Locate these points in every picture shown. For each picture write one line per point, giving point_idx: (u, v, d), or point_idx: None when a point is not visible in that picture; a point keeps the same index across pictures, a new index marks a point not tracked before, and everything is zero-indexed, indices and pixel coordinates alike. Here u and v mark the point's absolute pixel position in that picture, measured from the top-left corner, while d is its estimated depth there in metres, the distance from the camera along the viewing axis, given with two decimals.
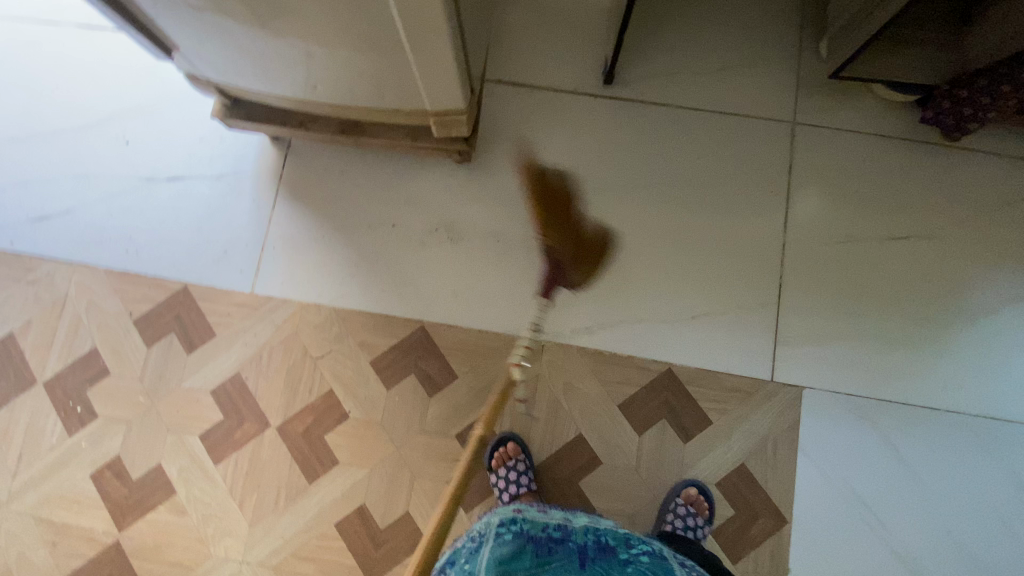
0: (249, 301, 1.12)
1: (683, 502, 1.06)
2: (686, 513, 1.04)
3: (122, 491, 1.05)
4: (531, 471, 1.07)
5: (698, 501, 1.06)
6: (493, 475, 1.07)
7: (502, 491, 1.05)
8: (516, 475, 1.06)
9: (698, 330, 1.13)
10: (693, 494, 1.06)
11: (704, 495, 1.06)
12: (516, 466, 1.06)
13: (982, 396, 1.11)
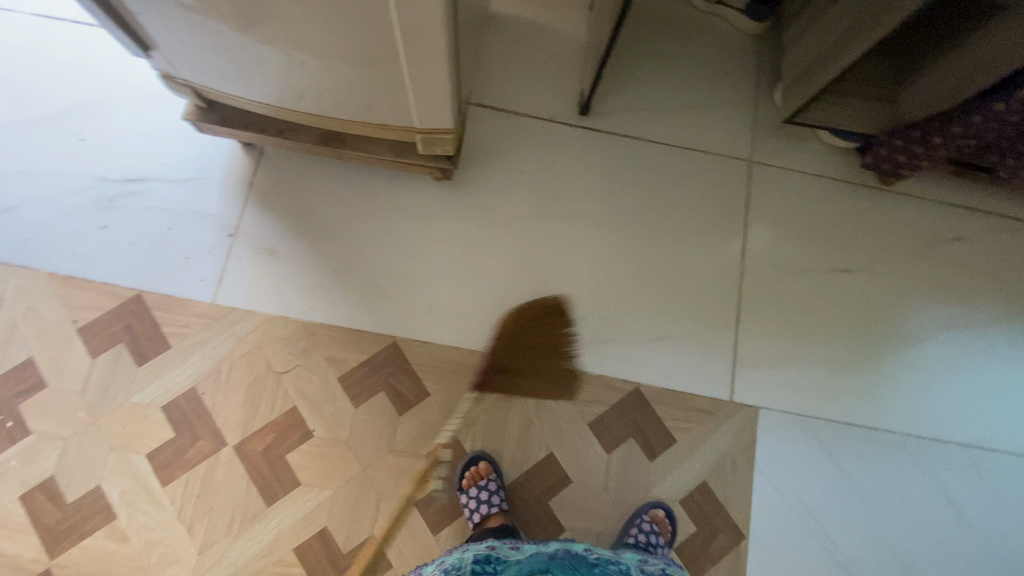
0: (209, 311, 1.06)
1: (649, 519, 1.02)
2: (650, 531, 1.00)
3: (55, 515, 0.97)
4: (502, 490, 1.01)
5: (663, 522, 1.02)
6: (463, 495, 1.00)
7: (473, 512, 0.99)
8: (488, 494, 0.99)
9: (670, 355, 1.11)
10: (659, 515, 1.02)
11: (670, 517, 1.02)
12: (487, 485, 1.00)
13: (932, 426, 1.13)
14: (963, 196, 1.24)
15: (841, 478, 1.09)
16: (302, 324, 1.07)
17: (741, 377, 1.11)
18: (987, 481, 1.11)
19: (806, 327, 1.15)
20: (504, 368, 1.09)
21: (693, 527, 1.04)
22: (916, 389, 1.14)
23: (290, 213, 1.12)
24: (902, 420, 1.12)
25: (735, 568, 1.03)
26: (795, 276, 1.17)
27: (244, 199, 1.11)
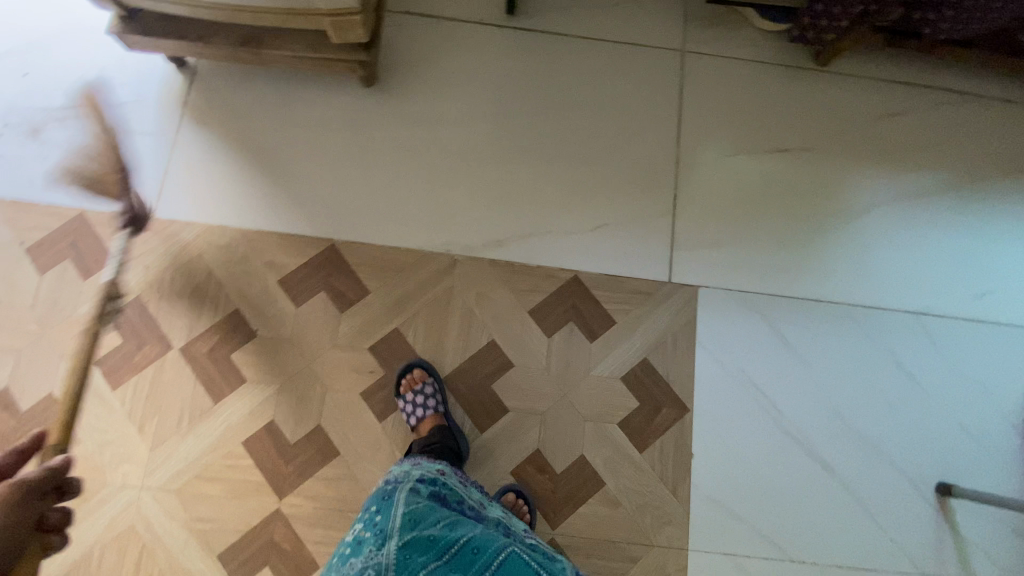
0: (151, 224, 1.08)
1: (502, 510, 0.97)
2: None
3: (10, 423, 1.00)
4: (440, 395, 1.02)
5: (517, 507, 0.98)
6: (401, 401, 1.01)
7: (410, 415, 0.99)
8: (424, 398, 0.99)
9: (606, 241, 1.11)
10: (511, 501, 0.98)
11: (523, 500, 0.98)
12: (423, 390, 1.00)
13: (878, 296, 1.12)
14: (901, 71, 1.23)
15: (784, 349, 1.08)
16: (241, 233, 1.09)
17: (681, 259, 1.11)
18: (935, 345, 1.11)
19: (744, 208, 1.15)
20: (443, 264, 1.10)
21: (636, 403, 1.05)
22: (859, 261, 1.14)
23: (226, 130, 1.14)
24: (846, 291, 1.12)
25: (681, 440, 1.03)
26: (731, 159, 1.17)
27: (180, 119, 1.14)
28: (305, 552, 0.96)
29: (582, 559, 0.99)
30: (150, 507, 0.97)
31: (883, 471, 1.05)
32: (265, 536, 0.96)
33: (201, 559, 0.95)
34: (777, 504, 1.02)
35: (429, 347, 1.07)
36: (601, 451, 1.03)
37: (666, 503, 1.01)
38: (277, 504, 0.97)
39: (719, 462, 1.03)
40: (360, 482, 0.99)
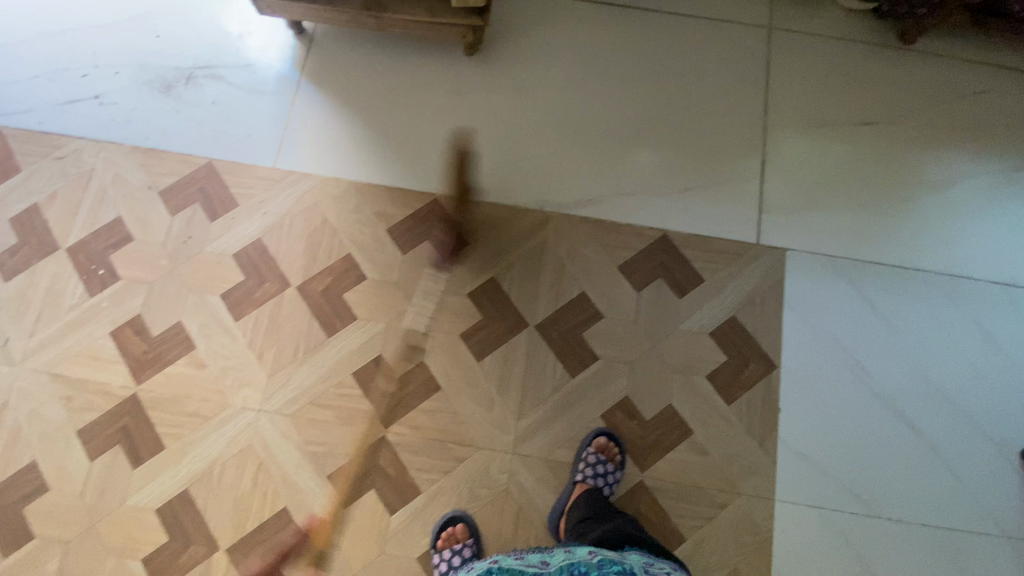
0: (271, 174, 1.18)
1: (594, 450, 1.02)
2: (596, 461, 1.00)
3: (141, 347, 1.09)
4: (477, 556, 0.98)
5: (609, 447, 1.03)
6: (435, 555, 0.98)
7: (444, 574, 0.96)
8: (460, 560, 0.96)
9: (695, 203, 1.16)
10: (603, 442, 1.03)
11: (614, 442, 1.03)
12: (461, 552, 0.97)
13: (965, 265, 1.13)
14: (988, 52, 1.25)
15: (870, 311, 1.11)
16: (352, 184, 1.18)
17: (767, 222, 1.15)
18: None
19: (830, 176, 1.18)
20: (537, 219, 1.16)
21: (723, 357, 1.08)
22: (946, 231, 1.15)
23: (339, 90, 1.23)
24: (932, 259, 1.14)
25: (768, 394, 1.06)
26: (817, 130, 1.21)
27: (298, 80, 1.24)
28: (408, 478, 1.03)
29: (669, 502, 1.02)
30: (267, 429, 1.04)
31: (969, 434, 1.06)
32: (371, 461, 1.03)
33: (312, 479, 1.03)
34: (862, 460, 1.04)
35: (524, 296, 1.12)
36: (689, 401, 1.06)
37: (753, 453, 1.04)
38: (383, 431, 1.05)
39: (805, 417, 1.06)
40: (459, 416, 1.06)
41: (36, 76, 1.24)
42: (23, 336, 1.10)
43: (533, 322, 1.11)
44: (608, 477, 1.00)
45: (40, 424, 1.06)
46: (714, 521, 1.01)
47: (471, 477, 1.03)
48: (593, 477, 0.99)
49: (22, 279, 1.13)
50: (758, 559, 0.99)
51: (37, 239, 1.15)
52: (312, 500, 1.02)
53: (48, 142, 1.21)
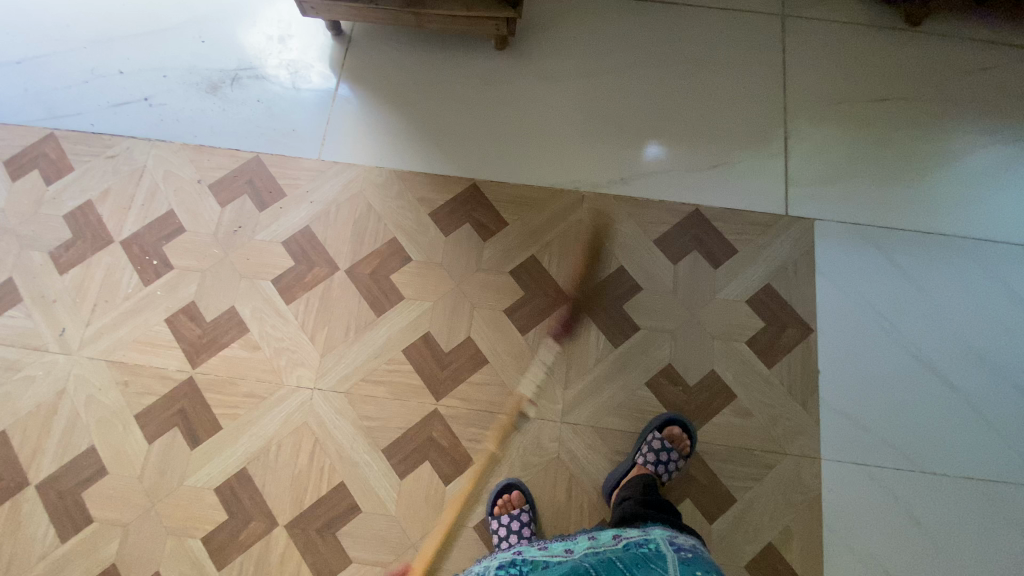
0: (316, 165, 1.23)
1: (663, 437, 1.02)
2: (661, 447, 1.00)
3: (195, 331, 1.12)
4: (534, 523, 1.00)
5: (680, 438, 1.03)
6: (493, 522, 1.00)
7: (502, 541, 0.98)
8: (518, 525, 0.98)
9: (722, 179, 1.21)
10: (676, 432, 1.03)
11: (687, 433, 1.04)
12: (519, 517, 0.98)
13: (986, 229, 1.18)
14: (991, 31, 1.31)
15: (899, 274, 1.15)
16: (394, 173, 1.23)
17: (793, 195, 1.20)
18: None
19: (849, 150, 1.24)
20: (573, 199, 1.21)
21: (760, 323, 1.12)
22: (964, 197, 1.20)
23: (377, 86, 1.29)
24: (953, 224, 1.18)
25: (806, 356, 1.10)
26: (834, 108, 1.27)
27: (338, 77, 1.30)
28: (462, 449, 1.05)
29: (718, 464, 1.04)
30: (322, 406, 1.07)
31: (1005, 390, 1.08)
32: (425, 433, 1.06)
33: (368, 453, 1.05)
34: (903, 417, 1.07)
35: (564, 272, 1.16)
36: (730, 366, 1.09)
37: (796, 414, 1.06)
38: (434, 404, 1.08)
39: (844, 378, 1.09)
40: (508, 388, 1.09)
41: (87, 82, 1.30)
42: (79, 325, 1.13)
43: (574, 296, 1.15)
44: (669, 464, 1.00)
45: (97, 410, 1.08)
46: (763, 481, 1.03)
47: (523, 446, 1.05)
48: (654, 462, 0.99)
49: (78, 271, 1.17)
50: (808, 517, 1.01)
51: (91, 233, 1.19)
52: (368, 474, 1.04)
53: (100, 142, 1.26)
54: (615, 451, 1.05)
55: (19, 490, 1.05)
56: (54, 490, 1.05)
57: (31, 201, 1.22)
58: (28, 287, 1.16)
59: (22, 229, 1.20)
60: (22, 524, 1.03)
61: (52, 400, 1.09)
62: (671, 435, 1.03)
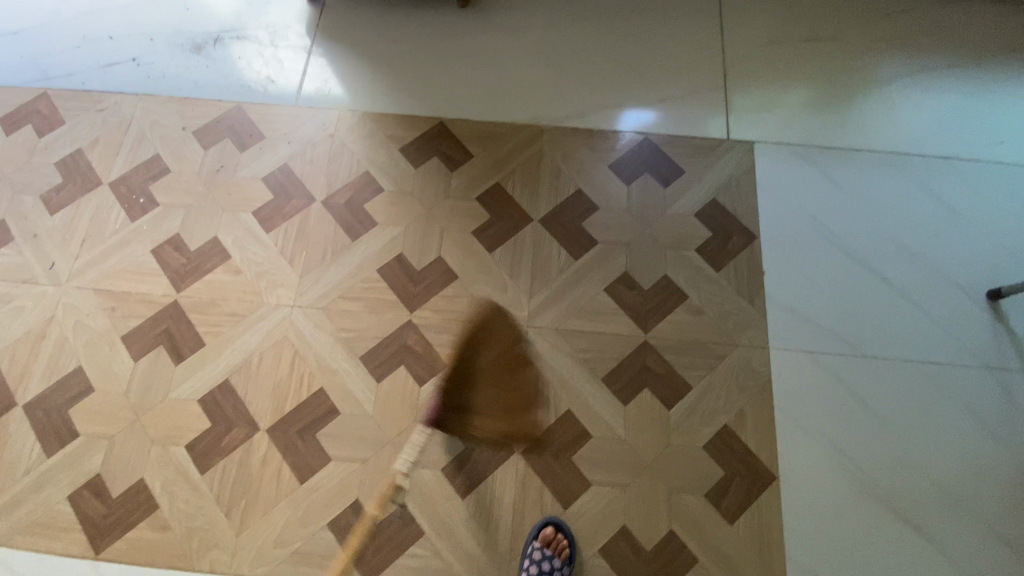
0: (294, 111, 1.33)
1: (540, 544, 0.97)
2: (541, 558, 0.95)
3: (180, 260, 1.19)
4: None
5: (556, 540, 0.98)
6: None
7: None
8: None
9: (668, 111, 1.33)
10: (549, 533, 0.98)
11: (562, 532, 0.99)
12: None
13: (909, 144, 1.30)
14: None
15: (832, 185, 1.26)
16: (366, 116, 1.32)
17: (734, 123, 1.32)
18: (969, 181, 1.26)
19: (783, 83, 1.36)
20: (533, 132, 1.31)
21: (708, 233, 1.21)
22: (887, 119, 1.32)
23: (350, 41, 1.40)
24: (880, 142, 1.30)
25: (752, 260, 1.18)
26: (768, 48, 1.40)
27: (313, 36, 1.41)
28: (435, 354, 1.12)
29: (674, 357, 1.11)
30: (301, 320, 1.14)
31: (936, 281, 1.17)
32: (400, 342, 1.13)
33: (345, 361, 1.11)
34: (842, 308, 1.15)
35: (526, 195, 1.25)
36: (682, 271, 1.18)
37: (744, 310, 1.15)
38: (408, 316, 1.15)
39: (787, 276, 1.18)
40: (476, 299, 1.17)
41: (77, 47, 1.39)
42: (69, 259, 1.19)
43: (536, 217, 1.23)
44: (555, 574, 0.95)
45: (85, 334, 1.13)
46: (716, 370, 1.10)
47: (491, 349, 1.13)
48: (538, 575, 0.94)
49: (67, 211, 1.23)
50: (760, 399, 1.08)
51: (81, 177, 1.27)
52: (346, 379, 1.09)
53: (90, 98, 1.34)
54: (577, 351, 1.12)
55: (7, 411, 1.09)
56: (41, 409, 1.09)
57: (23, 151, 1.29)
58: (19, 227, 1.22)
59: (14, 177, 1.27)
60: (9, 443, 1.07)
61: (41, 326, 1.14)
62: (546, 537, 0.98)
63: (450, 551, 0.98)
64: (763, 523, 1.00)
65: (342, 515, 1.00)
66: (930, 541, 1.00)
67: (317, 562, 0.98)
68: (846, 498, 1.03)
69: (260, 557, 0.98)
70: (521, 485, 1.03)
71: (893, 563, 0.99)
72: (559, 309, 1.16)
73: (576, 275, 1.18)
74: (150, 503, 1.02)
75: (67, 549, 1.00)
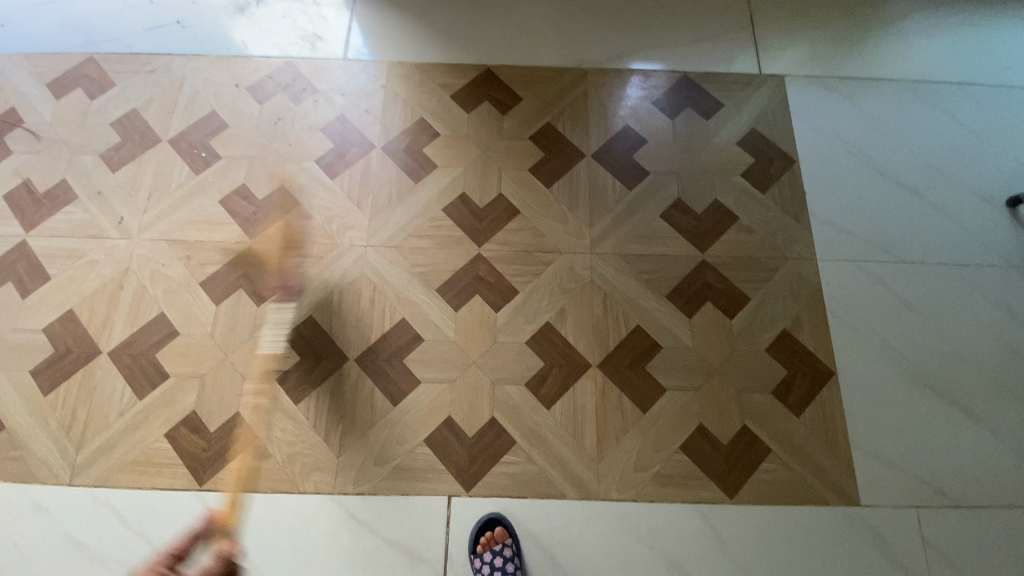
0: (344, 64, 1.36)
1: None
2: None
3: (249, 209, 1.22)
4: (518, 557, 0.97)
5: None
6: (474, 559, 0.97)
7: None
8: (501, 562, 0.95)
9: (702, 50, 1.40)
10: None
11: None
12: (502, 553, 0.95)
13: (926, 72, 1.39)
14: None
15: (860, 112, 1.35)
16: (415, 66, 1.37)
17: (764, 59, 1.40)
18: (983, 103, 1.36)
19: (806, 22, 1.45)
20: (577, 75, 1.37)
21: (751, 159, 1.29)
22: (904, 50, 1.42)
23: None
24: (899, 72, 1.39)
25: (793, 181, 1.27)
26: None
27: None
28: (507, 282, 1.18)
29: (731, 272, 1.19)
30: (375, 258, 1.18)
31: (961, 194, 1.27)
32: (472, 273, 1.18)
33: (423, 293, 1.16)
34: (880, 222, 1.24)
35: (577, 133, 1.31)
36: (730, 195, 1.25)
37: (790, 227, 1.23)
38: (477, 249, 1.20)
39: (828, 196, 1.26)
40: (541, 231, 1.22)
41: (120, 12, 1.40)
42: (137, 213, 1.21)
43: (589, 152, 1.29)
44: None
45: (163, 283, 1.16)
46: (770, 282, 1.18)
47: (559, 275, 1.18)
48: None
49: (130, 168, 1.25)
50: (813, 306, 1.17)
51: (140, 136, 1.28)
52: (426, 310, 1.15)
53: (139, 61, 1.36)
54: (641, 273, 1.19)
55: (92, 359, 1.11)
56: (127, 355, 1.11)
57: (76, 114, 1.30)
58: (82, 186, 1.24)
59: (70, 139, 1.28)
60: (97, 389, 1.09)
61: (116, 278, 1.16)
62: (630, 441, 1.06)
63: (542, 457, 1.05)
64: (827, 413, 1.09)
65: (437, 432, 1.06)
66: (977, 421, 1.10)
67: (418, 475, 1.03)
68: (898, 387, 1.12)
69: (363, 475, 1.03)
70: (602, 394, 1.09)
71: (947, 443, 1.08)
72: (620, 235, 1.22)
73: (633, 204, 1.25)
74: (249, 434, 1.05)
75: (169, 483, 1.03)
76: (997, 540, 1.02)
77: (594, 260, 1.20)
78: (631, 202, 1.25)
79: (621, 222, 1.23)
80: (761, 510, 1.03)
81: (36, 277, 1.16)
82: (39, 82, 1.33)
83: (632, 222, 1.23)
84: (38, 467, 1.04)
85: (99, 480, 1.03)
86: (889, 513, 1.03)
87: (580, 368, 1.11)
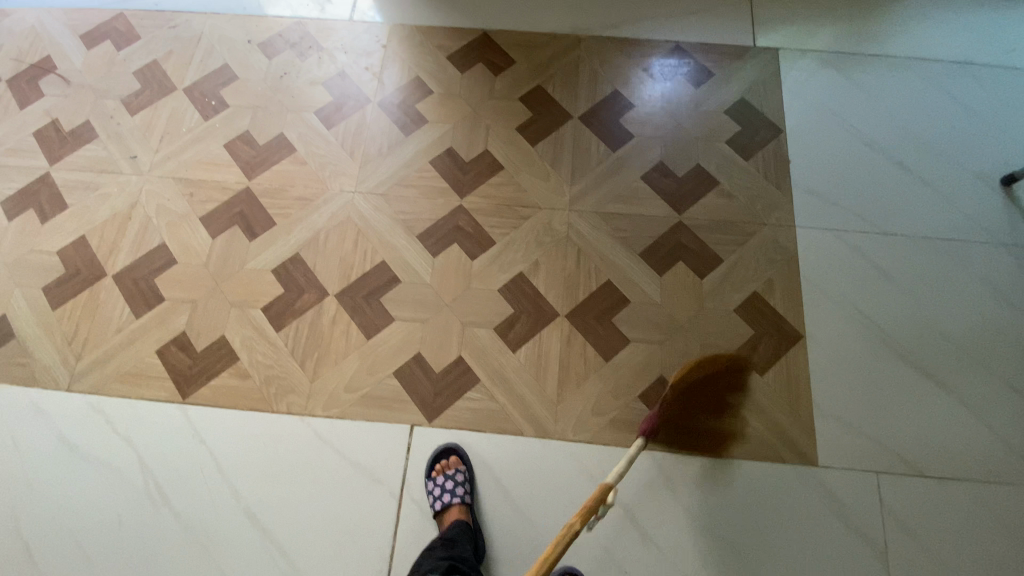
0: (349, 25, 1.44)
1: None
2: None
3: (251, 153, 1.30)
4: (469, 482, 1.01)
5: None
6: (429, 483, 1.01)
7: (435, 500, 0.99)
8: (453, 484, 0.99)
9: (697, 22, 1.42)
10: None
11: None
12: (454, 476, 1.00)
13: (926, 51, 1.37)
14: None
15: (853, 87, 1.34)
16: (416, 28, 1.43)
17: (759, 32, 1.40)
18: (984, 82, 1.33)
19: None
20: (571, 42, 1.40)
21: (737, 127, 1.30)
22: (906, 29, 1.40)
23: None
24: (898, 49, 1.38)
25: (778, 150, 1.27)
26: None
27: None
28: (484, 232, 1.22)
29: (706, 234, 1.20)
30: (362, 203, 1.25)
31: (954, 170, 1.25)
32: (453, 222, 1.23)
33: (404, 238, 1.22)
34: (864, 193, 1.24)
35: (566, 96, 1.35)
36: (713, 160, 1.27)
37: (771, 194, 1.23)
38: (459, 200, 1.25)
39: (812, 165, 1.26)
40: (522, 186, 1.26)
41: None
42: (149, 153, 1.31)
43: (576, 114, 1.33)
44: None
45: (166, 216, 1.25)
46: (746, 245, 1.19)
47: (536, 229, 1.22)
48: None
49: (146, 112, 1.35)
50: (787, 270, 1.17)
51: (158, 84, 1.38)
52: (405, 253, 1.20)
53: (163, 17, 1.46)
54: (617, 231, 1.21)
55: (98, 279, 1.20)
56: (130, 278, 1.20)
57: (103, 62, 1.41)
58: (103, 126, 1.34)
59: (96, 84, 1.39)
60: (100, 306, 1.18)
61: (126, 209, 1.26)
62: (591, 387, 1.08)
63: (503, 396, 1.08)
64: (791, 374, 1.09)
65: (405, 366, 1.11)
66: (948, 393, 1.08)
67: (384, 404, 1.08)
68: (868, 355, 1.11)
69: (333, 399, 1.09)
70: (566, 342, 1.12)
71: (914, 412, 1.07)
72: (600, 194, 1.25)
73: (615, 165, 1.27)
74: (232, 355, 1.13)
75: (156, 394, 1.11)
76: (959, 511, 1.00)
77: (571, 217, 1.23)
78: (614, 162, 1.28)
79: (602, 182, 1.26)
80: (715, 463, 1.04)
81: (55, 205, 1.27)
82: (73, 34, 1.45)
83: (612, 182, 1.26)
84: (41, 372, 1.13)
85: (94, 387, 1.12)
86: (846, 476, 1.03)
87: (548, 316, 1.14)
